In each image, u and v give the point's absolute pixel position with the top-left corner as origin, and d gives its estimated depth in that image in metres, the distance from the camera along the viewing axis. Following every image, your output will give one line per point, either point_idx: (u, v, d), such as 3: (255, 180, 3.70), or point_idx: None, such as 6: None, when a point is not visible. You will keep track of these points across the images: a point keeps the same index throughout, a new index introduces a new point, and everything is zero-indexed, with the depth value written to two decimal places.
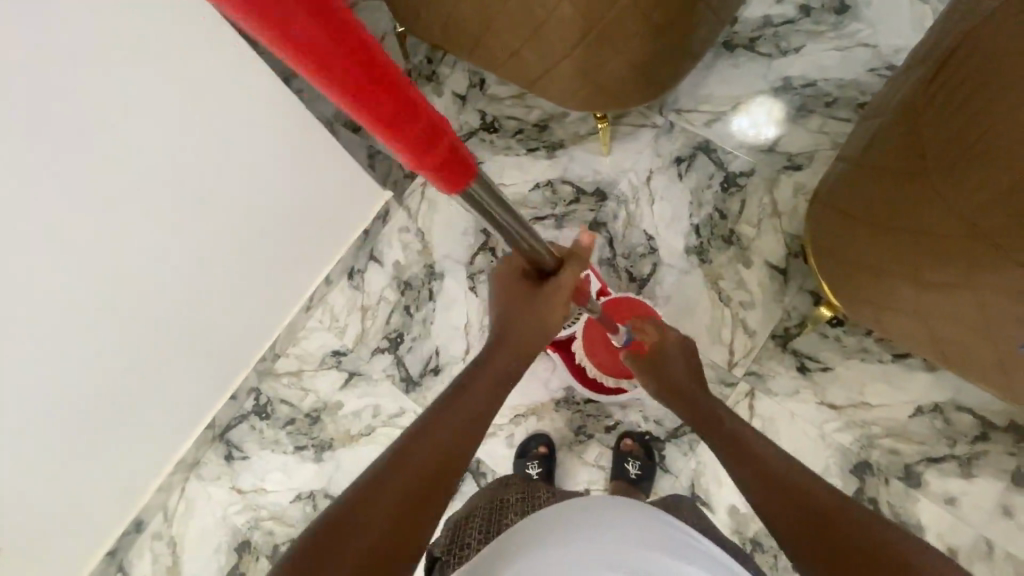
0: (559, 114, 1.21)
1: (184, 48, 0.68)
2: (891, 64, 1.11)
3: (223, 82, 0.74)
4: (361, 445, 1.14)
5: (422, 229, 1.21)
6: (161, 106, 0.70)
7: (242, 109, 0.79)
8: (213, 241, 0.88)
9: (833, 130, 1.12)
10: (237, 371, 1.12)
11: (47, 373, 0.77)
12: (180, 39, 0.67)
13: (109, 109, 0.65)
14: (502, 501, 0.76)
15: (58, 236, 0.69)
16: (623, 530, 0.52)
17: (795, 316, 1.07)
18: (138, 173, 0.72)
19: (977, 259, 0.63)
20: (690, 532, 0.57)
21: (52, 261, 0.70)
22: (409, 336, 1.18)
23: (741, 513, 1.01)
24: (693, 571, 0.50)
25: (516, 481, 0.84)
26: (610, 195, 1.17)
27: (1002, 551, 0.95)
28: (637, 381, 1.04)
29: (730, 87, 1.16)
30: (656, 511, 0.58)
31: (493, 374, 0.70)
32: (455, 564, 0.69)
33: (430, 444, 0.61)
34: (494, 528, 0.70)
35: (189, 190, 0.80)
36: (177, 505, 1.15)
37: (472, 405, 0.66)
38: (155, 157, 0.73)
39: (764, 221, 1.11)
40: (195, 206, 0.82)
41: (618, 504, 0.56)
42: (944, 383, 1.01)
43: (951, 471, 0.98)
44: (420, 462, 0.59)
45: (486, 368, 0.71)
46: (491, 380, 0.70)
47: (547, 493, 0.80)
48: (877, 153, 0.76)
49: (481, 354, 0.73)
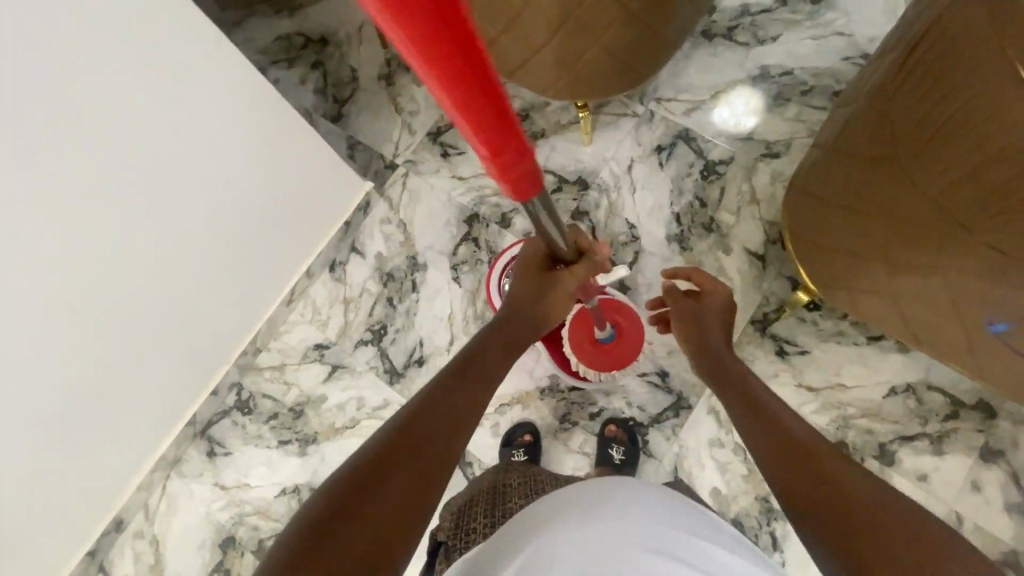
0: (540, 103, 1.21)
1: (184, 48, 0.67)
2: (865, 53, 1.13)
3: (220, 80, 0.73)
4: (346, 437, 1.14)
5: (404, 220, 1.20)
6: (156, 106, 0.68)
7: (239, 108, 0.78)
8: (201, 237, 0.86)
9: (810, 118, 1.14)
10: (221, 364, 1.09)
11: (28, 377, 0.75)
12: (178, 37, 0.66)
13: (101, 110, 0.63)
14: (504, 485, 0.77)
15: (50, 240, 0.67)
16: (632, 509, 0.53)
17: (773, 301, 1.09)
18: (133, 173, 0.71)
19: (944, 240, 0.66)
20: (691, 504, 0.60)
21: (43, 267, 0.68)
22: (392, 327, 1.17)
23: (723, 494, 1.03)
24: (686, 537, 0.52)
25: (517, 466, 0.84)
26: (592, 183, 1.17)
27: (971, 524, 0.99)
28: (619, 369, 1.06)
29: (709, 75, 1.17)
30: (645, 484, 0.59)
31: (484, 369, 0.71)
32: (462, 548, 0.68)
33: (424, 432, 0.59)
34: (499, 512, 0.71)
35: (182, 186, 0.78)
36: (158, 504, 1.13)
37: (463, 395, 0.66)
38: (150, 153, 0.71)
39: (742, 208, 1.13)
40: (187, 202, 0.80)
41: (618, 494, 0.55)
42: (917, 363, 1.04)
43: (924, 449, 1.01)
44: (420, 444, 0.58)
45: (476, 361, 0.72)
46: (481, 374, 0.70)
47: (549, 476, 0.81)
48: (848, 141, 0.77)
49: (472, 347, 0.75)
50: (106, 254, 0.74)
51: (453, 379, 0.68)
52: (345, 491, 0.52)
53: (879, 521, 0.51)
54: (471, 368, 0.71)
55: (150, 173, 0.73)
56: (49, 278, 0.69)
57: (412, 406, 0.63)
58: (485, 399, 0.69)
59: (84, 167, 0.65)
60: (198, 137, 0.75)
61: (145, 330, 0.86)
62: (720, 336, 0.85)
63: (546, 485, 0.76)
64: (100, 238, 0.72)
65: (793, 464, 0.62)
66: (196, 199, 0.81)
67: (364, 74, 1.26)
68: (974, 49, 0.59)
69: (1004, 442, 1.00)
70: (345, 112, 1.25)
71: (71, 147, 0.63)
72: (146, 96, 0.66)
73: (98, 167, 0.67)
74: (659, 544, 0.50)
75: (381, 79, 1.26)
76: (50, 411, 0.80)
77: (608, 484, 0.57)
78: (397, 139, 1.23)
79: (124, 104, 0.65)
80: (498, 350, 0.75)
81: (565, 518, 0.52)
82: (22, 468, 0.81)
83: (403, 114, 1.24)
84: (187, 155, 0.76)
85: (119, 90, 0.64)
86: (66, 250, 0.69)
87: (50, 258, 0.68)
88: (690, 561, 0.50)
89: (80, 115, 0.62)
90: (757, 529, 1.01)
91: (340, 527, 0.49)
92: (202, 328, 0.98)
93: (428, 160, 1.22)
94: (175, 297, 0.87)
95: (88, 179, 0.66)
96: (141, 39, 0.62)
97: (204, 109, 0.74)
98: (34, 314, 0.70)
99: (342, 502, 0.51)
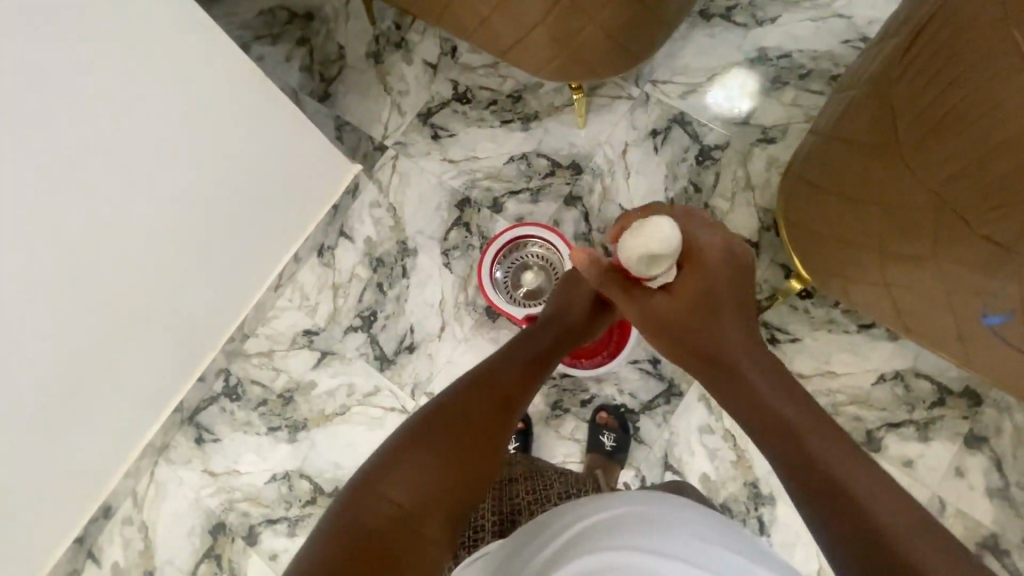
0: (533, 84, 1.19)
1: (166, 36, 0.64)
2: (865, 36, 1.12)
3: (202, 66, 0.70)
4: (336, 423, 1.13)
5: (394, 204, 1.17)
6: (136, 95, 0.65)
7: (219, 96, 0.75)
8: (184, 223, 0.83)
9: (807, 102, 1.12)
10: (206, 353, 1.08)
11: (17, 371, 0.73)
12: (160, 23, 0.62)
13: (81, 97, 0.60)
14: (509, 478, 0.77)
15: (27, 231, 0.64)
16: (656, 521, 0.47)
17: (765, 289, 1.09)
18: (114, 162, 0.68)
19: (942, 230, 0.65)
20: (698, 505, 0.53)
21: (23, 259, 0.65)
22: (382, 313, 1.15)
23: (713, 480, 1.04)
24: (692, 538, 0.46)
25: (521, 459, 0.81)
26: (585, 168, 1.15)
27: (953, 509, 1.01)
28: (595, 365, 1.05)
29: (706, 58, 1.15)
30: (653, 495, 0.51)
31: (522, 363, 0.70)
32: (472, 548, 0.68)
33: (454, 421, 0.58)
34: (508, 509, 0.72)
35: (165, 176, 0.75)
36: (147, 491, 1.12)
37: (499, 385, 0.65)
38: (131, 144, 0.68)
39: (738, 193, 1.12)
40: (171, 194, 0.78)
41: (648, 509, 0.48)
42: (906, 352, 1.05)
43: (910, 436, 1.03)
44: (459, 420, 0.58)
45: (515, 356, 0.71)
46: (520, 367, 0.69)
47: (553, 470, 0.81)
48: (847, 127, 0.76)
49: (513, 342, 0.74)
50: (91, 249, 0.72)
51: (491, 371, 0.67)
52: (379, 465, 0.54)
53: (898, 523, 0.49)
54: (509, 358, 0.70)
55: (131, 164, 0.70)
56: (29, 270, 0.66)
57: (456, 385, 0.64)
58: (527, 391, 0.68)
59: (61, 157, 0.62)
60: (178, 122, 0.72)
61: (131, 321, 0.85)
62: (739, 331, 0.66)
63: (552, 480, 0.77)
64: (79, 230, 0.69)
65: (783, 443, 0.58)
66: (182, 187, 0.79)
67: (352, 52, 1.22)
68: (984, 41, 0.57)
69: (988, 429, 1.02)
70: (332, 92, 1.21)
71: (46, 135, 0.60)
72: (125, 85, 0.63)
73: (77, 160, 0.64)
74: (675, 548, 0.45)
75: (369, 57, 1.22)
76: (37, 406, 0.79)
77: (641, 500, 0.50)
78: (386, 120, 1.20)
79: (103, 93, 0.62)
80: (543, 337, 0.75)
81: (583, 540, 0.47)
82: (11, 462, 0.80)
83: (392, 94, 1.21)
84: (168, 141, 0.72)
85: (99, 76, 0.60)
86: (48, 247, 0.67)
87: (32, 255, 0.66)
88: (711, 566, 0.44)
89: (57, 106, 0.59)
90: (746, 514, 1.02)
91: (370, 502, 0.51)
92: (186, 315, 0.95)
93: (418, 142, 1.19)
94: (162, 287, 0.86)
95: (66, 168, 0.63)
96: (122, 27, 0.59)
97: (186, 95, 0.70)
98: (19, 314, 0.69)
99: (375, 473, 0.53)
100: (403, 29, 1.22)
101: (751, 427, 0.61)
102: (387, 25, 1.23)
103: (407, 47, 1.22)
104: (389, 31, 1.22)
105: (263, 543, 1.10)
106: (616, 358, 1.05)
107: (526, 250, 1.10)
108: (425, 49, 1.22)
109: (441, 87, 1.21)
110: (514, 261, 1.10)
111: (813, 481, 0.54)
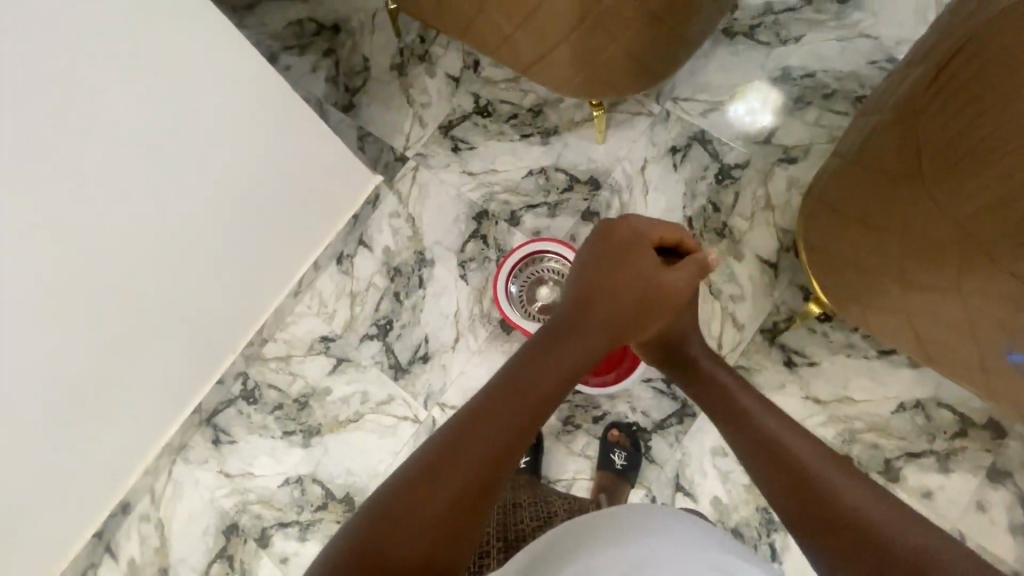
0: (554, 98, 1.20)
1: (189, 45, 0.66)
2: (892, 56, 1.10)
3: (225, 75, 0.72)
4: (349, 430, 1.14)
5: (412, 214, 1.19)
6: (148, 100, 0.66)
7: (232, 104, 0.76)
8: (189, 228, 0.83)
9: (830, 122, 1.11)
10: (225, 355, 1.11)
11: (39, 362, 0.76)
12: (177, 30, 0.64)
13: (107, 106, 0.63)
14: (514, 502, 0.78)
15: (52, 231, 0.66)
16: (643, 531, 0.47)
17: (783, 311, 1.08)
18: (138, 165, 0.70)
19: (964, 259, 0.64)
20: (704, 524, 0.52)
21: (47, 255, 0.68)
22: (398, 323, 1.17)
23: (724, 503, 1.03)
24: (690, 555, 0.45)
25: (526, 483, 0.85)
26: (603, 184, 1.16)
27: (973, 543, 0.98)
28: (605, 383, 1.05)
29: (728, 76, 1.15)
30: (642, 506, 0.52)
31: (553, 363, 0.64)
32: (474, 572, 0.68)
33: (480, 434, 0.54)
34: (513, 534, 0.72)
35: (188, 181, 0.78)
36: (164, 489, 1.14)
37: (528, 392, 0.60)
38: (144, 149, 0.70)
39: (757, 213, 1.11)
40: (176, 196, 0.78)
41: (636, 519, 0.49)
42: (927, 380, 1.03)
43: (930, 466, 1.00)
44: (486, 432, 0.54)
45: (546, 352, 0.65)
46: (551, 368, 0.63)
47: (559, 496, 0.83)
48: (870, 153, 0.75)
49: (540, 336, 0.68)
50: (95, 249, 0.72)
51: (517, 376, 0.61)
52: (403, 479, 0.51)
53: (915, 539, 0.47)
54: (539, 358, 0.64)
55: (144, 167, 0.71)
56: (51, 265, 0.69)
57: (485, 394, 0.59)
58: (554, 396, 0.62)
59: (85, 162, 0.65)
60: (202, 128, 0.74)
61: (141, 320, 0.86)
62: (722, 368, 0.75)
63: (557, 508, 0.77)
64: (102, 231, 0.72)
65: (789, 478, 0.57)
66: (194, 192, 0.80)
67: (376, 64, 1.25)
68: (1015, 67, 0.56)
69: (1012, 462, 0.99)
70: (356, 102, 1.24)
71: (73, 140, 0.62)
72: (141, 90, 0.64)
73: (104, 163, 0.66)
74: (666, 559, 0.44)
75: (394, 69, 1.24)
76: (37, 404, 0.79)
77: (629, 514, 0.50)
78: (408, 131, 1.22)
79: (116, 100, 0.63)
80: (580, 336, 0.68)
81: (574, 549, 0.47)
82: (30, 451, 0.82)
83: (414, 106, 1.23)
84: (193, 147, 0.75)
85: (125, 85, 0.63)
86: (69, 246, 0.69)
87: (56, 253, 0.69)
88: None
89: (85, 113, 0.61)
90: (755, 538, 1.01)
91: (395, 512, 0.48)
92: (205, 316, 0.98)
93: (440, 154, 1.20)
94: (166, 288, 0.86)
95: (91, 172, 0.66)
96: (141, 35, 0.61)
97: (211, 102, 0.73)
98: (18, 311, 0.69)
99: (407, 489, 0.49)
100: (426, 41, 1.24)
101: (755, 457, 0.62)
102: (411, 39, 1.25)
103: (430, 59, 1.24)
104: (413, 44, 1.24)
105: (274, 545, 1.11)
106: (630, 376, 1.04)
107: (543, 265, 1.11)
108: (448, 63, 1.23)
109: (463, 99, 1.23)
110: (529, 276, 1.11)
111: (822, 511, 0.53)
